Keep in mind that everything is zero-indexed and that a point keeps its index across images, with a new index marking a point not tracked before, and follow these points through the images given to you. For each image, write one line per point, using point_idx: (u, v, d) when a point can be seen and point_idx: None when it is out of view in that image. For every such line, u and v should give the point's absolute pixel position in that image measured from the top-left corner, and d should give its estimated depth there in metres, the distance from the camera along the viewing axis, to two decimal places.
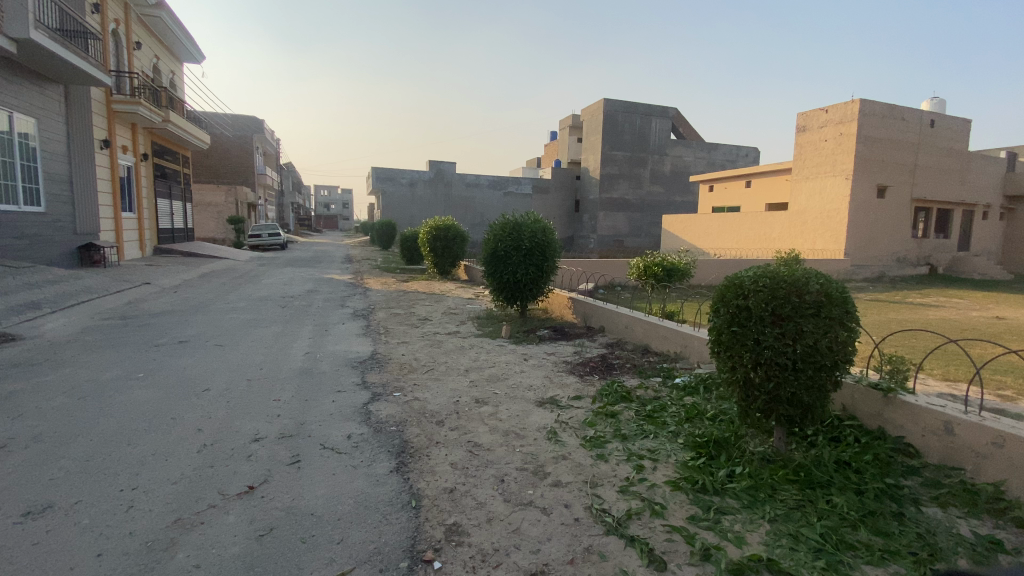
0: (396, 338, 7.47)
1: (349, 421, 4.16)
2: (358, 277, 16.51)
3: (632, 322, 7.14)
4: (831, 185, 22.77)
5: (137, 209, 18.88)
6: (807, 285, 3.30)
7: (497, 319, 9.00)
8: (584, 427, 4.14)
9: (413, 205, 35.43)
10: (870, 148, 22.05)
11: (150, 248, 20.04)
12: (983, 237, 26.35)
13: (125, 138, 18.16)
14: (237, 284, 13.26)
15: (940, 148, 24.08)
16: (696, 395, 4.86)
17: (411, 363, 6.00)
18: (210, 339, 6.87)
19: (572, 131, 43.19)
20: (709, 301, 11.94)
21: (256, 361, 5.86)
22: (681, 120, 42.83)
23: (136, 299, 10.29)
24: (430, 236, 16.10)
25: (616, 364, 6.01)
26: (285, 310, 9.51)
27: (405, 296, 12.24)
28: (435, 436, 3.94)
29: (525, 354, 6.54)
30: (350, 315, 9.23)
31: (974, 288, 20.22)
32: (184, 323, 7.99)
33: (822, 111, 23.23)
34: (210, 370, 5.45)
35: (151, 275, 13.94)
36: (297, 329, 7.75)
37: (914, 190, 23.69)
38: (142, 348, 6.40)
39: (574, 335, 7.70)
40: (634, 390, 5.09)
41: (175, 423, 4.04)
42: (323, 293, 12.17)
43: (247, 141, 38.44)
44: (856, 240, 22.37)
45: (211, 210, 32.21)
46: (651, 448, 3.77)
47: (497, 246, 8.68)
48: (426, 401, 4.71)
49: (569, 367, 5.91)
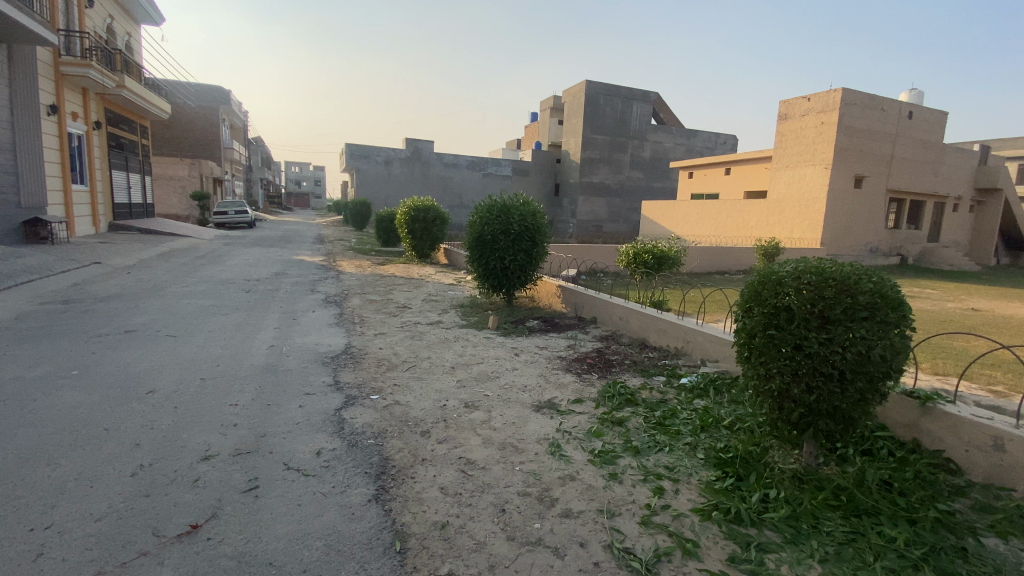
0: (372, 329, 6.82)
1: (319, 432, 3.56)
2: (329, 259, 15.65)
3: (628, 314, 6.67)
4: (811, 174, 22.75)
5: (89, 182, 17.41)
6: (861, 284, 2.88)
7: (480, 308, 8.43)
8: (590, 438, 3.66)
9: (389, 184, 34.24)
10: (851, 138, 22.07)
11: (104, 224, 18.61)
12: (952, 229, 26.88)
13: (75, 104, 16.62)
14: (199, 265, 12.29)
15: (916, 140, 24.32)
16: (706, 399, 4.44)
17: (390, 358, 5.42)
18: (161, 329, 6.09)
19: (553, 113, 42.37)
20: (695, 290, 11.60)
21: (213, 355, 5.17)
22: (663, 106, 42.46)
23: (82, 281, 9.31)
24: (407, 218, 15.34)
25: (614, 361, 5.53)
26: (251, 295, 8.73)
27: (381, 281, 11.52)
28: (421, 451, 3.38)
29: (515, 349, 6.01)
30: (322, 302, 8.50)
31: (943, 279, 20.61)
32: (133, 310, 7.14)
33: (805, 99, 23.12)
34: (158, 367, 4.75)
35: (103, 253, 12.82)
36: (263, 318, 7.02)
37: (890, 181, 23.89)
38: (81, 338, 5.59)
39: (565, 326, 7.22)
40: (638, 391, 4.64)
41: (107, 435, 3.36)
42: (293, 276, 11.36)
43: (212, 113, 36.34)
44: (833, 229, 22.48)
45: (173, 184, 30.42)
46: (668, 465, 3.32)
47: (483, 230, 8.07)
48: (408, 406, 4.16)
49: (565, 364, 5.41)
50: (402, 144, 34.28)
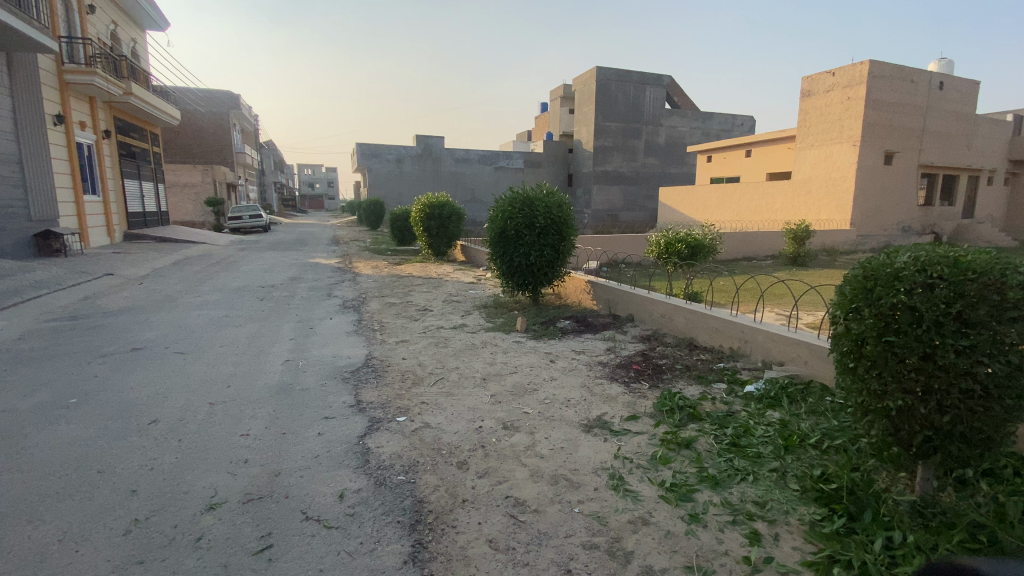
0: (394, 336, 6.34)
1: (341, 468, 3.07)
2: (345, 260, 15.30)
3: (671, 311, 6.10)
4: (838, 152, 21.67)
5: (101, 192, 17.28)
6: (1008, 278, 2.31)
7: (506, 309, 7.91)
8: (655, 467, 3.14)
9: (401, 182, 33.86)
10: (880, 113, 20.96)
11: (119, 233, 18.52)
12: (987, 203, 25.51)
13: (83, 114, 16.44)
14: (213, 273, 11.98)
15: (947, 111, 23.05)
16: (779, 411, 3.90)
17: (415, 371, 4.93)
18: (170, 345, 5.68)
19: (563, 102, 41.50)
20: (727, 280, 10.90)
21: (224, 375, 4.72)
22: (676, 89, 41.33)
23: (95, 295, 9.03)
24: (422, 215, 14.89)
25: (664, 365, 4.97)
26: (264, 303, 8.33)
27: (398, 282, 11.07)
28: (460, 489, 2.88)
29: (550, 355, 5.45)
30: (338, 308, 8.06)
31: None
32: (142, 324, 6.76)
33: (828, 74, 22.06)
34: (164, 391, 4.31)
35: (116, 264, 12.60)
36: (277, 329, 6.58)
37: (921, 156, 22.68)
38: (84, 359, 5.21)
39: (600, 326, 6.64)
40: (699, 402, 4.11)
41: (100, 482, 2.92)
42: (308, 281, 10.96)
43: (222, 118, 36.30)
44: (863, 209, 21.45)
45: (187, 191, 30.44)
46: (757, 500, 2.78)
47: (506, 224, 7.52)
48: (441, 430, 3.65)
49: (609, 371, 4.86)
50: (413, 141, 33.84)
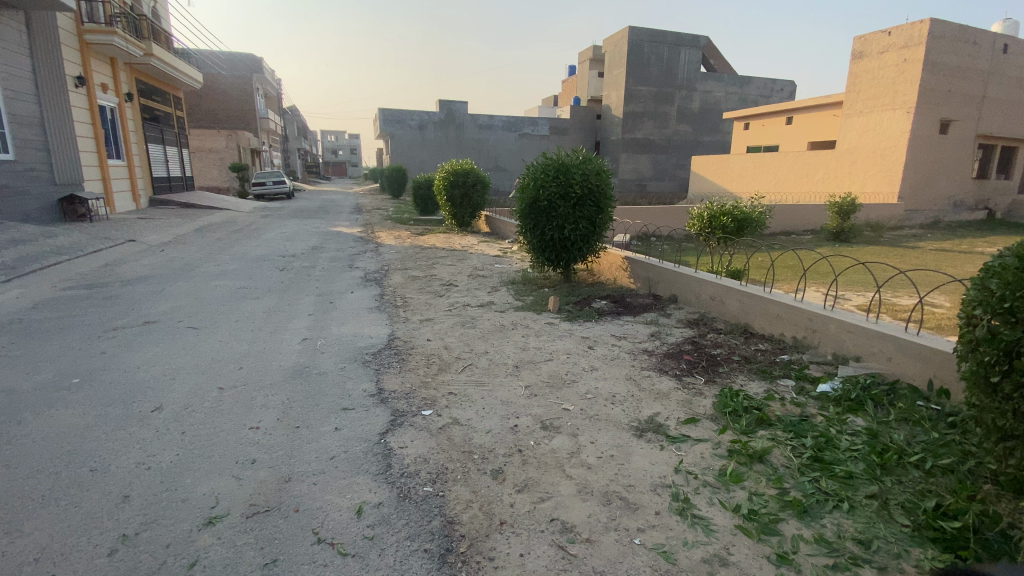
0: (418, 314, 5.90)
1: (359, 475, 2.66)
2: (367, 229, 14.93)
3: (722, 293, 5.53)
4: (889, 120, 20.06)
5: (125, 156, 17.14)
6: None
7: (535, 285, 7.40)
8: (726, 486, 2.66)
9: (424, 149, 33.11)
10: (938, 77, 19.26)
11: (145, 199, 18.48)
12: None
13: (105, 75, 16.14)
14: (234, 240, 11.72)
15: (1012, 77, 21.07)
16: (863, 417, 3.40)
17: (441, 354, 4.49)
18: (183, 319, 5.37)
19: (592, 65, 39.68)
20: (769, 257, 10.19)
21: (237, 354, 4.37)
22: (712, 51, 39.07)
23: (115, 262, 8.85)
24: (446, 183, 14.32)
25: (719, 356, 4.44)
26: (284, 274, 7.99)
27: (422, 253, 10.64)
28: (497, 508, 2.45)
29: (588, 340, 4.93)
30: (360, 280, 7.66)
31: None
32: (158, 295, 6.47)
33: (884, 34, 20.26)
34: (171, 372, 3.97)
35: (139, 230, 12.45)
36: (296, 302, 6.21)
37: (979, 125, 20.90)
38: (93, 333, 4.92)
39: (640, 308, 6.09)
40: (766, 402, 3.62)
41: (90, 484, 2.59)
42: (329, 250, 10.60)
43: (245, 81, 35.83)
44: (913, 182, 19.96)
45: (211, 156, 30.34)
46: (858, 538, 2.30)
47: (539, 194, 6.92)
48: (472, 428, 3.20)
49: (658, 361, 4.36)
50: (436, 106, 32.88)
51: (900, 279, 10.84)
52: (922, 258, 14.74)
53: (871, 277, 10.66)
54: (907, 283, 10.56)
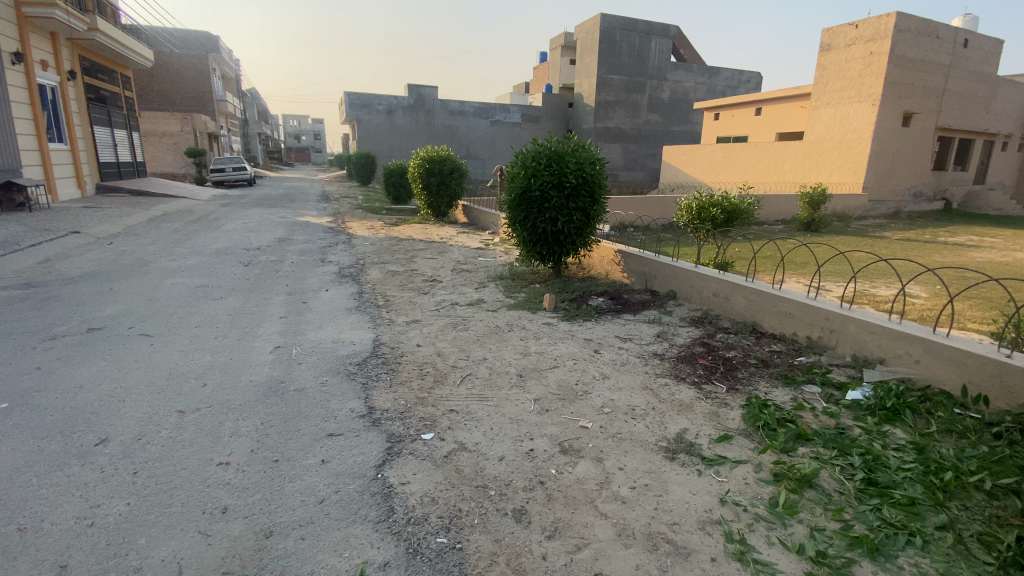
0: (403, 315, 5.40)
1: (356, 524, 2.22)
2: (337, 219, 14.18)
3: (726, 290, 5.25)
4: (855, 113, 20.40)
5: (68, 140, 15.72)
6: None
7: (525, 281, 6.98)
8: (783, 521, 2.34)
9: (394, 135, 31.98)
10: (903, 71, 19.65)
11: (92, 186, 17.08)
12: (998, 170, 24.57)
13: (44, 51, 14.67)
14: (193, 232, 10.81)
15: (970, 71, 21.71)
16: (902, 429, 3.17)
17: (435, 363, 4.02)
18: (135, 325, 4.72)
19: (564, 52, 39.20)
20: (750, 249, 10.06)
21: (199, 368, 3.80)
22: (682, 41, 39.14)
23: (56, 256, 7.94)
24: (421, 170, 13.68)
25: (735, 360, 4.15)
26: (251, 269, 7.32)
27: (398, 245, 10.05)
28: (527, 562, 2.05)
29: (593, 343, 4.52)
30: (335, 277, 7.07)
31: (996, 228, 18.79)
32: (105, 296, 5.73)
33: (851, 26, 20.52)
34: (119, 393, 3.39)
35: (84, 221, 11.36)
36: (265, 303, 5.61)
37: (939, 118, 21.50)
38: (27, 343, 4.23)
39: (639, 305, 5.77)
40: (797, 413, 3.37)
41: (13, 550, 2.05)
42: (298, 243, 9.92)
43: (200, 60, 33.74)
44: (877, 172, 20.43)
45: (164, 140, 28.48)
46: None
47: (530, 183, 6.47)
48: (481, 455, 2.79)
49: (673, 366, 4.03)
50: (405, 91, 31.76)
51: (873, 268, 11.00)
52: (889, 248, 15.10)
53: (845, 266, 10.76)
54: (879, 271, 10.71)
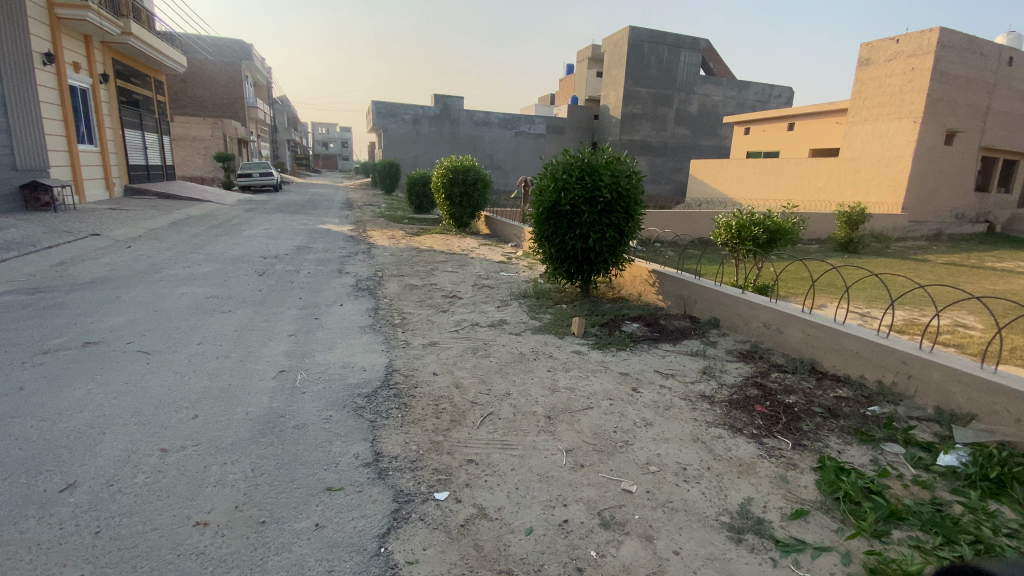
0: (419, 336, 4.97)
1: None
2: (358, 227, 13.97)
3: (780, 321, 4.70)
4: (895, 130, 19.49)
5: (98, 141, 15.91)
6: None
7: (551, 301, 6.52)
8: None
9: (418, 143, 31.97)
10: (947, 87, 18.71)
11: (120, 188, 17.26)
12: None
13: (77, 53, 14.88)
14: (212, 237, 10.64)
15: (1019, 89, 20.61)
16: (1016, 508, 2.60)
17: (453, 398, 3.58)
18: (134, 340, 4.40)
19: (591, 64, 38.93)
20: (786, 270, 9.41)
21: (193, 394, 3.42)
22: (711, 55, 38.51)
23: (71, 259, 7.80)
24: (444, 180, 13.40)
25: (798, 407, 3.61)
26: (264, 279, 7.03)
27: (418, 257, 9.72)
28: None
29: (630, 379, 4.02)
30: (351, 290, 6.72)
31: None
32: (110, 305, 5.45)
33: (891, 41, 19.69)
34: (99, 423, 3.02)
35: (107, 223, 11.32)
36: (274, 318, 5.25)
37: (984, 137, 20.43)
38: (16, 357, 3.94)
39: (677, 333, 5.25)
40: (883, 482, 2.82)
41: None
42: (316, 251, 9.66)
43: (233, 68, 34.43)
44: (917, 192, 19.43)
45: (195, 144, 28.99)
46: None
47: (560, 197, 6.02)
48: (505, 526, 2.32)
49: (726, 412, 3.52)
50: (430, 100, 31.82)
51: (915, 292, 10.23)
52: (933, 272, 14.21)
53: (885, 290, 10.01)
54: (922, 297, 9.95)
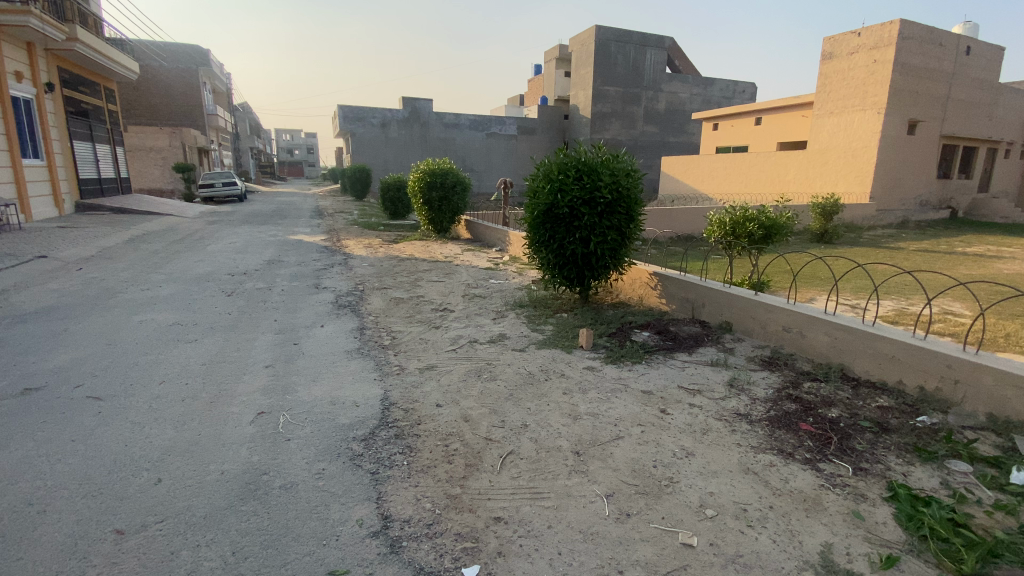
0: (414, 360, 4.48)
1: None
2: (331, 237, 13.30)
3: (802, 323, 4.40)
4: (861, 121, 19.81)
5: (44, 155, 14.75)
6: None
7: (551, 310, 6.11)
8: None
9: (388, 148, 31.17)
10: (908, 79, 19.12)
11: (70, 204, 16.08)
12: (1000, 178, 24.06)
13: (18, 61, 13.75)
14: (174, 255, 9.84)
15: (973, 78, 21.25)
16: None
17: (465, 435, 3.12)
18: (84, 383, 3.78)
19: (559, 64, 38.83)
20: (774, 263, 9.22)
21: (155, 452, 2.86)
22: (676, 53, 38.90)
23: (13, 286, 6.98)
24: (420, 185, 12.87)
25: (845, 423, 3.29)
26: (234, 300, 6.41)
27: (400, 266, 9.20)
28: None
29: (656, 400, 3.62)
30: (331, 308, 6.17)
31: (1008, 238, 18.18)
32: (56, 340, 4.78)
33: (853, 35, 20.02)
34: (38, 499, 2.44)
35: (56, 243, 10.38)
36: (248, 347, 4.68)
37: (943, 126, 20.99)
38: None
39: (691, 340, 4.91)
40: (964, 510, 2.51)
41: None
42: (289, 265, 9.02)
43: (190, 74, 32.93)
44: (884, 182, 19.80)
45: (152, 155, 27.54)
46: None
47: (557, 200, 5.62)
48: None
49: (771, 433, 3.17)
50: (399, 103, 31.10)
51: (898, 281, 10.15)
52: (909, 259, 14.39)
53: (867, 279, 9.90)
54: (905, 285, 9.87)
